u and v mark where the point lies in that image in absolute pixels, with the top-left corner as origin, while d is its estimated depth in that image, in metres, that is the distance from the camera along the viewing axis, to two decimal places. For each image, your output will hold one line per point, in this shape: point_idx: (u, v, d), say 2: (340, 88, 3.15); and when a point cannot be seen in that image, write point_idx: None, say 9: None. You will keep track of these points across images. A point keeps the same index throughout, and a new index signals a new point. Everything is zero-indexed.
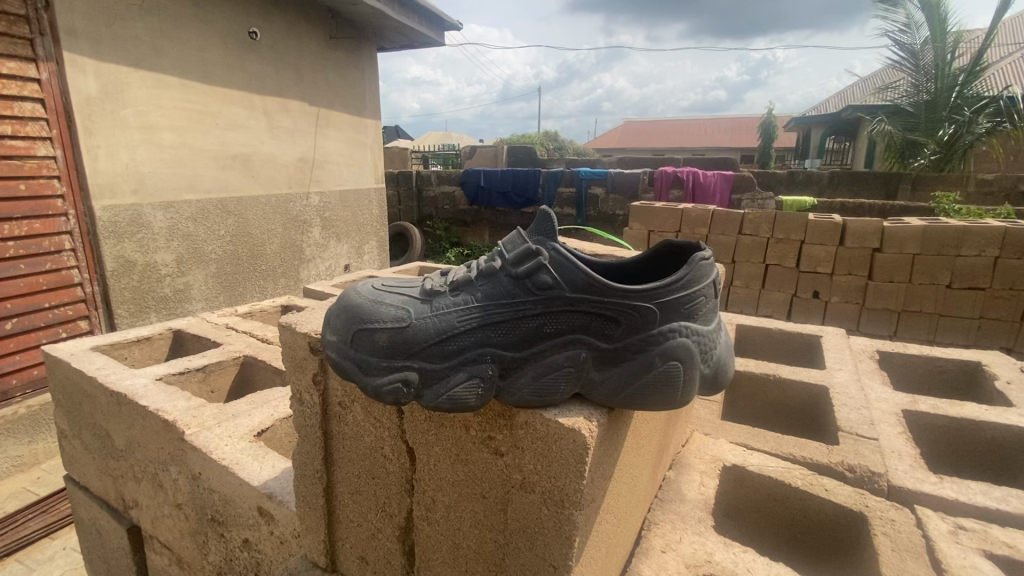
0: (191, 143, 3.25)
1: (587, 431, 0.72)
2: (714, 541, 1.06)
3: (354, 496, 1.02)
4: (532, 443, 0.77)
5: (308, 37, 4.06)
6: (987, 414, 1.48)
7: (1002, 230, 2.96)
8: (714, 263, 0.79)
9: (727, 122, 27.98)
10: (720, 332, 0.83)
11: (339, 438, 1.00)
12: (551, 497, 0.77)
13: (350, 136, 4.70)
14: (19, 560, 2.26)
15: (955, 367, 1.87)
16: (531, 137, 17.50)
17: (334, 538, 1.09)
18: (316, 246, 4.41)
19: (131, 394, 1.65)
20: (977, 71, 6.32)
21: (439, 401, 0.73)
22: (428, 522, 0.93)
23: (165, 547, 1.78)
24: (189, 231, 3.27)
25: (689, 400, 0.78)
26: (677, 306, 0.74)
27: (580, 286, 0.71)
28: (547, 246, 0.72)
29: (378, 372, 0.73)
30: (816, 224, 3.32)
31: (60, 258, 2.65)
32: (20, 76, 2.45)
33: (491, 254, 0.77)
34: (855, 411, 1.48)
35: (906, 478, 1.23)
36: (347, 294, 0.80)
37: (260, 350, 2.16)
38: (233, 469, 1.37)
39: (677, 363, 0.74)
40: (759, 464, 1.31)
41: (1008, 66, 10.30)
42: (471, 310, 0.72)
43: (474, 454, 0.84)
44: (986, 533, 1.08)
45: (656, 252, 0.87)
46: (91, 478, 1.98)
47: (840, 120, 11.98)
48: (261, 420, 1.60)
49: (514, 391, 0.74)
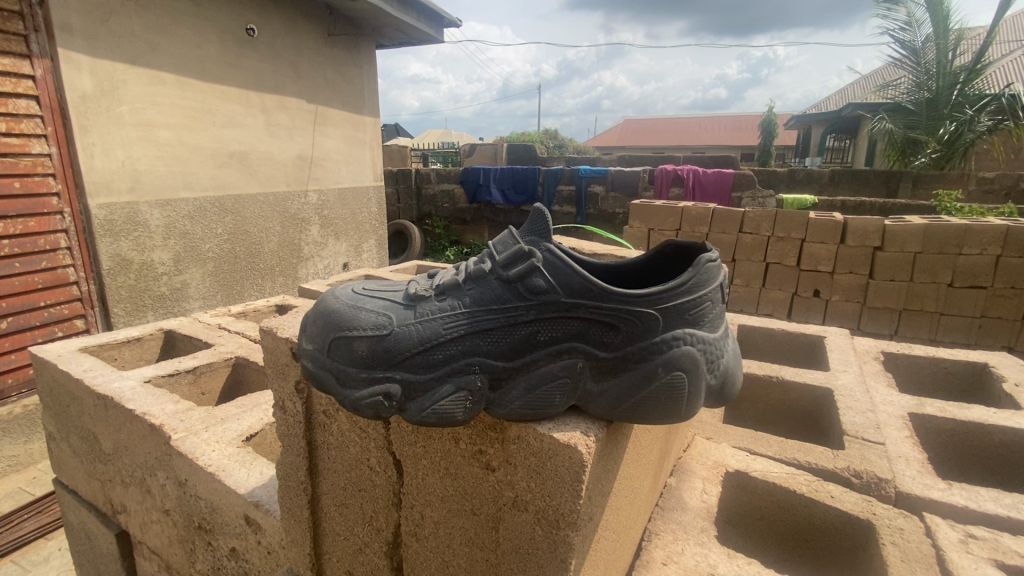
0: (187, 141, 3.20)
1: (585, 447, 0.67)
2: (718, 552, 1.00)
3: (339, 508, 0.97)
4: (526, 459, 0.73)
5: (305, 34, 4.01)
6: (995, 417, 1.43)
7: (1004, 230, 2.91)
8: (722, 266, 0.73)
9: (727, 120, 27.90)
10: (728, 339, 0.78)
11: (324, 448, 0.95)
12: (546, 516, 0.72)
13: (348, 134, 4.65)
14: (13, 562, 2.21)
15: (961, 369, 1.82)
16: (531, 134, 17.45)
17: (320, 552, 1.04)
18: (314, 244, 4.36)
19: (118, 397, 1.60)
20: (979, 69, 6.23)
21: (424, 416, 0.68)
22: (417, 538, 0.89)
23: (155, 553, 1.73)
24: (186, 229, 3.22)
25: (694, 413, 0.73)
26: (681, 312, 0.68)
27: (576, 290, 0.66)
28: (540, 247, 0.67)
29: (356, 384, 0.68)
30: (817, 222, 3.27)
31: (56, 256, 2.59)
32: (14, 73, 2.40)
33: (480, 255, 0.72)
34: (860, 414, 1.43)
35: (915, 484, 1.17)
36: (326, 298, 0.75)
37: (252, 351, 2.10)
38: (219, 476, 1.31)
39: (681, 374, 0.69)
40: (763, 470, 1.26)
41: (1009, 64, 10.22)
42: (458, 317, 0.67)
43: (465, 468, 0.79)
44: (997, 542, 1.02)
45: (659, 252, 0.82)
46: (80, 482, 1.93)
47: (840, 118, 11.92)
48: (250, 423, 1.56)
49: (505, 404, 0.69)
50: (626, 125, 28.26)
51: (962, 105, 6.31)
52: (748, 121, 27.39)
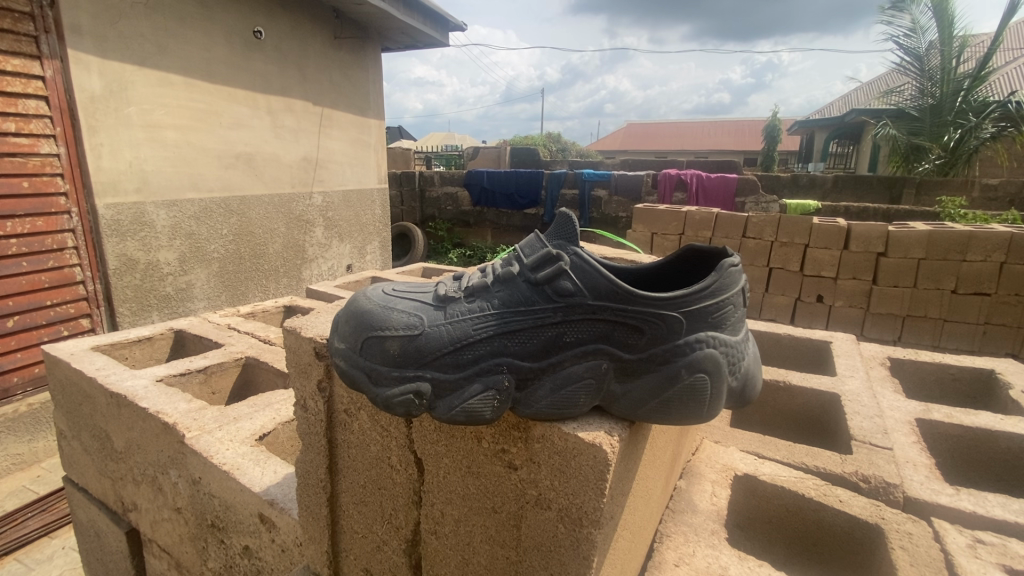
0: (194, 142, 3.22)
1: (609, 446, 0.69)
2: (728, 554, 1.01)
3: (358, 506, 0.99)
4: (549, 458, 0.74)
5: (312, 37, 4.04)
6: (1002, 424, 1.43)
7: (1008, 236, 2.91)
8: (743, 270, 0.75)
9: (728, 124, 27.93)
10: (748, 343, 0.79)
11: (345, 446, 0.97)
12: (569, 514, 0.74)
13: (354, 137, 4.67)
14: (18, 559, 2.22)
15: (967, 375, 1.82)
16: (533, 139, 17.51)
17: (337, 549, 1.06)
18: (318, 246, 4.37)
19: (132, 396, 1.62)
20: (983, 76, 6.24)
21: (453, 414, 0.69)
22: (437, 535, 0.90)
23: (164, 551, 1.74)
24: (192, 230, 3.24)
25: (716, 414, 0.75)
26: (704, 315, 0.70)
27: (602, 293, 0.68)
28: (567, 250, 0.69)
29: (388, 382, 0.70)
30: (821, 227, 3.29)
31: (63, 255, 2.62)
32: (25, 74, 2.43)
33: (507, 258, 0.74)
34: (868, 420, 1.43)
35: (921, 489, 1.18)
36: (357, 299, 0.77)
37: (261, 351, 2.12)
38: (233, 475, 1.33)
39: (704, 375, 0.70)
40: (772, 473, 1.27)
41: (1014, 71, 10.29)
42: (487, 318, 0.69)
43: (487, 467, 0.81)
44: (1006, 547, 1.02)
45: (679, 257, 0.84)
46: (90, 479, 1.94)
47: (843, 124, 11.97)
48: (263, 423, 1.57)
49: (531, 404, 0.71)
50: (631, 128, 28.22)
51: (966, 112, 6.30)
52: (750, 125, 27.44)
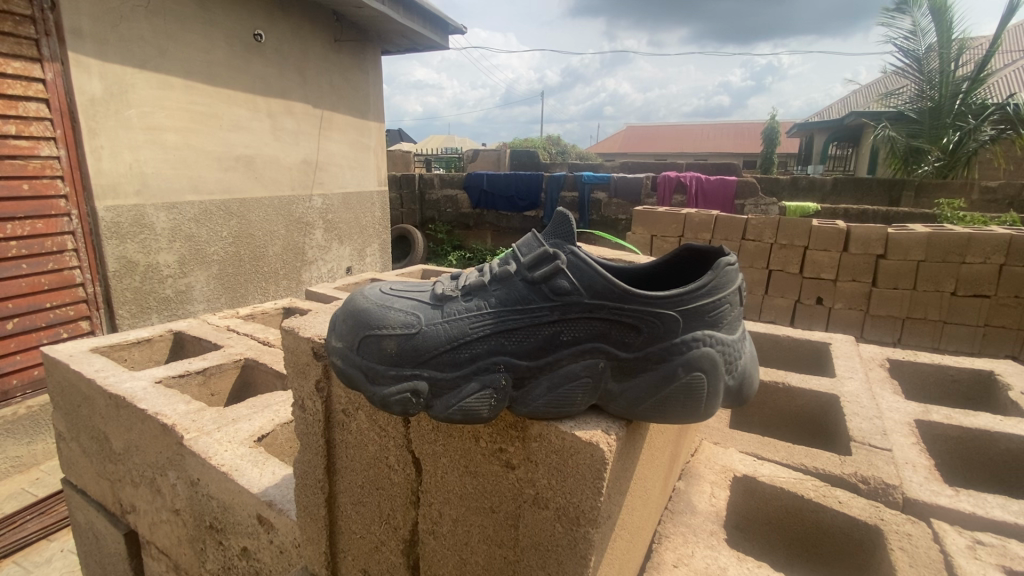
0: (194, 144, 3.23)
1: (606, 445, 0.69)
2: (727, 555, 1.01)
3: (357, 507, 0.99)
4: (546, 456, 0.74)
5: (313, 40, 4.05)
6: (1000, 425, 1.43)
7: (1007, 239, 2.91)
8: (739, 269, 0.75)
9: (729, 126, 27.96)
10: (744, 342, 0.79)
11: (342, 447, 0.97)
12: (567, 513, 0.74)
13: (354, 139, 4.68)
14: (16, 562, 2.22)
15: (967, 376, 1.82)
16: (533, 142, 17.56)
17: (336, 550, 1.06)
18: (317, 248, 4.37)
19: (130, 397, 1.62)
20: (981, 78, 6.26)
21: (450, 412, 0.69)
22: (435, 535, 0.90)
23: (162, 553, 1.73)
24: (192, 232, 3.24)
25: (713, 413, 0.75)
26: (700, 314, 0.70)
27: (599, 291, 0.68)
28: (564, 249, 0.69)
29: (385, 381, 0.70)
30: (820, 230, 3.30)
31: (63, 258, 2.62)
32: (25, 77, 2.43)
33: (504, 257, 0.74)
34: (866, 421, 1.43)
35: (921, 491, 1.18)
36: (353, 298, 0.77)
37: (260, 353, 2.12)
38: (231, 476, 1.33)
39: (701, 374, 0.70)
40: (771, 474, 1.27)
41: (1012, 73, 10.31)
42: (484, 317, 0.69)
43: (484, 466, 0.81)
44: (1005, 548, 1.02)
45: (675, 256, 0.84)
46: (89, 481, 1.94)
47: (842, 127, 12.02)
48: (262, 424, 1.57)
49: (528, 402, 0.71)
50: (631, 130, 28.30)
51: (965, 114, 6.33)
52: (750, 127, 27.50)
